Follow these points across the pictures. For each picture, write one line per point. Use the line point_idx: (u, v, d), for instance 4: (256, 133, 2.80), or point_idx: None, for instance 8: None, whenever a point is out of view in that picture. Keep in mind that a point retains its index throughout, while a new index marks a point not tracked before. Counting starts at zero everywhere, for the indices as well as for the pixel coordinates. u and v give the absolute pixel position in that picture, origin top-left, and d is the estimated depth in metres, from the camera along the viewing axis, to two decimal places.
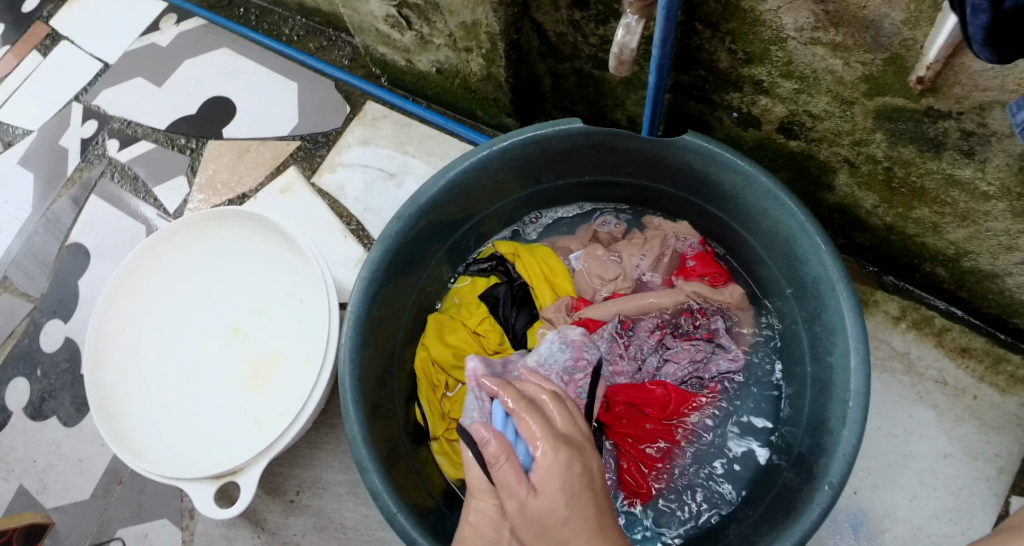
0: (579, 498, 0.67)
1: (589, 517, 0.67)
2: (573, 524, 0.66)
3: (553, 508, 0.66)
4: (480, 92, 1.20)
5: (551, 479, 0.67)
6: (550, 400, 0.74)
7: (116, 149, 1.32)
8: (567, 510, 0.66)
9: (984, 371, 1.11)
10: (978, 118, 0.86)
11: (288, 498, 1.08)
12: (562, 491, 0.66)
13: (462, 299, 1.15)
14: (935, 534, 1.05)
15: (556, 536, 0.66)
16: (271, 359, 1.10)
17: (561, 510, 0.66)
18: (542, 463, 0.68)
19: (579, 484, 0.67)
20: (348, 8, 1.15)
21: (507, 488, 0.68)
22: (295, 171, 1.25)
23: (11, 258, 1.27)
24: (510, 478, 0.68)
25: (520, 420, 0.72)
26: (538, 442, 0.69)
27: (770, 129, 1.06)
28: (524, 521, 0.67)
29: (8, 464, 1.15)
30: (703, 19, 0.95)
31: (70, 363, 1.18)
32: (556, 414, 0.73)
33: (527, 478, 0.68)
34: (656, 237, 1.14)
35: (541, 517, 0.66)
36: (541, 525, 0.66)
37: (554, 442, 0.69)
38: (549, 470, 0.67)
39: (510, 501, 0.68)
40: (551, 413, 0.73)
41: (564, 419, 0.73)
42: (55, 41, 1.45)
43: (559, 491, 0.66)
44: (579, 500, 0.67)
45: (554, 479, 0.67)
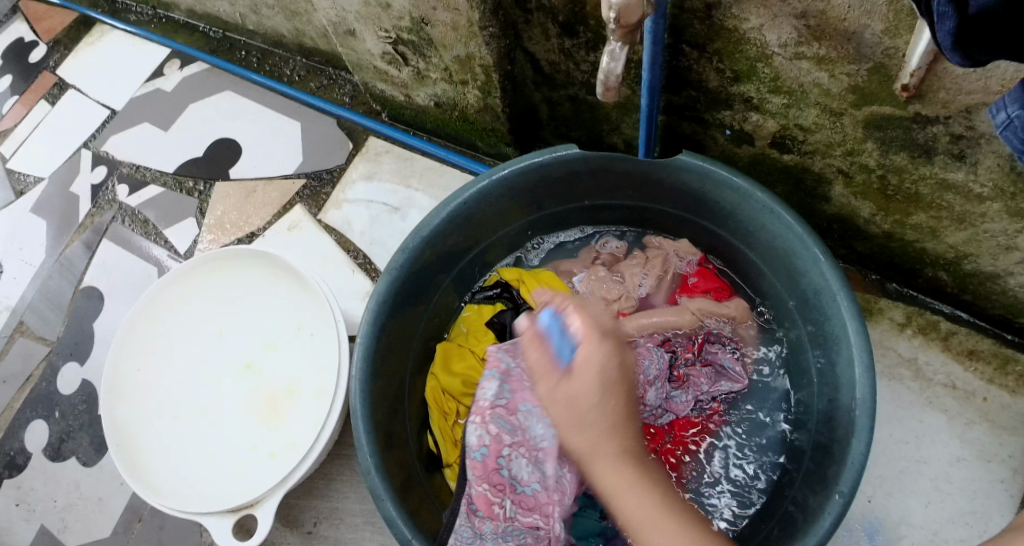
0: (610, 391, 0.74)
1: (618, 409, 0.74)
2: (600, 442, 0.72)
3: (591, 399, 0.73)
4: (478, 123, 1.23)
5: (589, 375, 0.73)
6: (577, 306, 0.79)
7: (126, 194, 1.36)
8: (598, 402, 0.73)
9: (993, 373, 1.11)
10: (965, 121, 0.87)
11: (305, 530, 1.11)
12: (596, 387, 0.73)
13: (469, 327, 1.17)
14: (952, 539, 1.04)
15: (582, 416, 0.72)
16: (285, 393, 1.13)
17: (591, 409, 0.73)
18: (581, 360, 0.75)
19: (614, 385, 0.74)
20: (345, 48, 1.19)
21: (546, 387, 0.75)
22: (302, 209, 1.28)
23: (27, 302, 1.32)
24: (548, 382, 0.75)
25: (567, 323, 0.78)
26: (578, 337, 0.76)
27: (764, 144, 1.08)
28: (557, 409, 0.74)
29: (30, 505, 1.18)
30: (690, 41, 0.98)
31: (87, 405, 1.22)
32: (600, 314, 0.80)
33: (563, 376, 0.74)
34: (658, 255, 1.15)
35: (574, 410, 0.73)
36: (571, 415, 0.73)
37: (593, 346, 0.75)
38: (587, 364, 0.74)
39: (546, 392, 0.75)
40: (597, 312, 0.80)
41: (585, 355, 0.75)
42: (64, 91, 1.51)
43: (608, 414, 0.73)
44: (611, 395, 0.74)
45: (590, 376, 0.74)
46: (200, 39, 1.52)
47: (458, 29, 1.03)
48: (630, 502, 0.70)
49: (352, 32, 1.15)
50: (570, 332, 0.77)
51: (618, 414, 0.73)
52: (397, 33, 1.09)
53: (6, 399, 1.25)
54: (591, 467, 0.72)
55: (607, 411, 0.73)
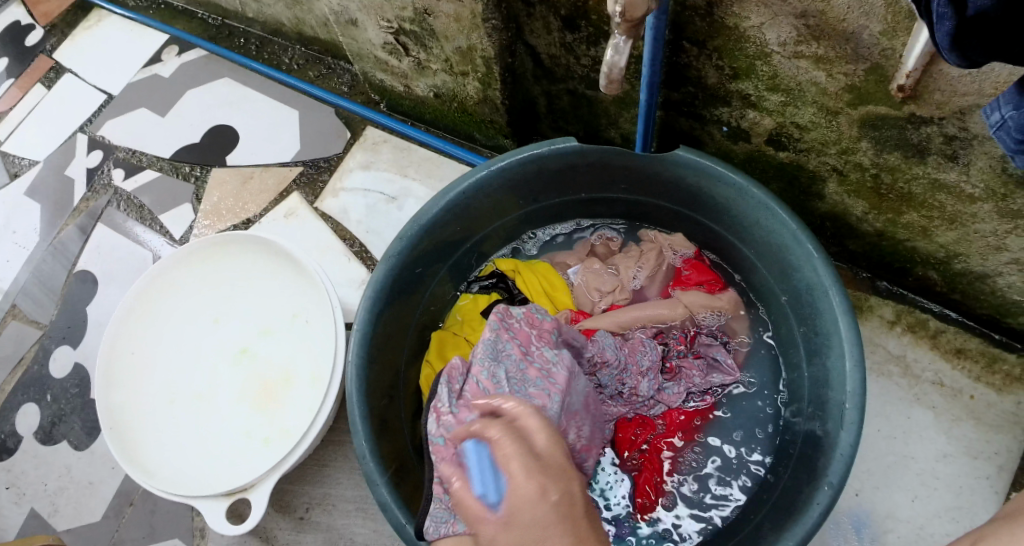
0: (553, 530, 0.65)
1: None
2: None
3: (536, 530, 0.65)
4: (477, 115, 1.23)
5: (525, 529, 0.65)
6: (508, 433, 0.72)
7: (122, 179, 1.36)
8: (545, 526, 0.65)
9: (980, 372, 1.13)
10: (959, 122, 0.89)
11: (297, 515, 1.12)
12: (534, 531, 0.65)
13: (464, 315, 1.17)
14: (938, 533, 1.06)
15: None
16: (280, 379, 1.13)
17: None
18: (516, 500, 0.66)
19: (554, 512, 0.66)
20: (346, 37, 1.20)
21: (481, 538, 0.68)
22: (298, 196, 1.28)
23: (20, 285, 1.32)
24: (483, 533, 0.68)
25: (495, 459, 0.70)
26: (510, 472, 0.68)
27: (760, 141, 1.09)
28: None
29: (20, 488, 1.19)
30: (690, 38, 0.99)
31: (79, 389, 1.23)
32: (537, 435, 0.72)
33: (499, 527, 0.67)
34: (652, 249, 1.16)
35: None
36: None
37: (525, 478, 0.67)
38: (523, 502, 0.66)
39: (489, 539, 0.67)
40: (526, 439, 0.71)
41: (542, 443, 0.71)
42: (59, 74, 1.50)
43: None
44: (557, 525, 0.65)
45: (529, 507, 0.66)
46: (199, 26, 1.52)
47: (461, 21, 1.03)
48: None
49: (354, 22, 1.15)
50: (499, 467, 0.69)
51: (564, 516, 0.66)
52: (399, 24, 1.10)
53: None
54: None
55: (547, 531, 0.65)
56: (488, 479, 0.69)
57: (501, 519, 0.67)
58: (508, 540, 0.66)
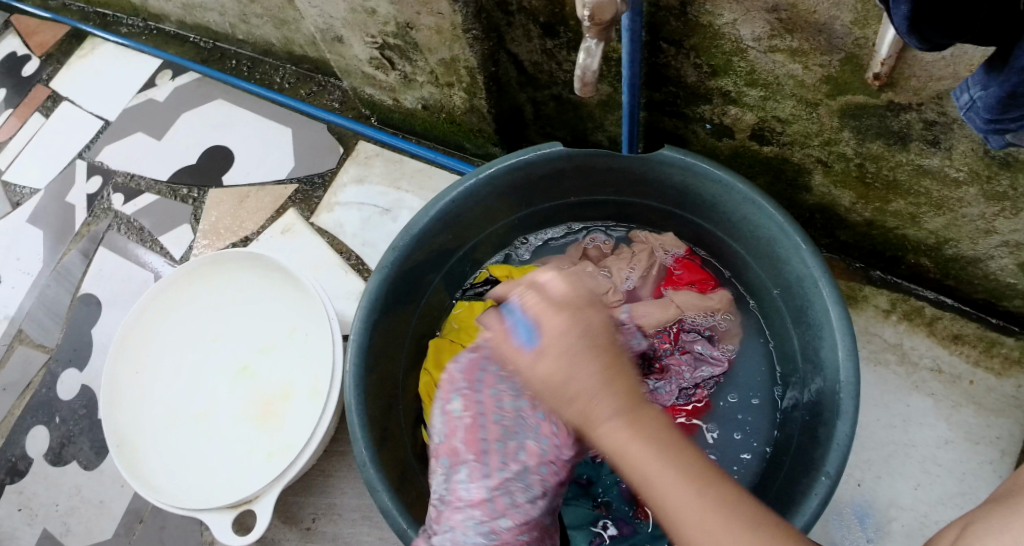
0: (580, 361, 0.70)
1: (598, 374, 0.69)
2: (575, 381, 0.69)
3: (558, 375, 0.70)
4: (464, 125, 1.25)
5: (556, 352, 0.71)
6: (528, 294, 0.77)
7: (122, 203, 1.39)
8: (573, 344, 0.71)
9: (978, 356, 1.13)
10: (938, 108, 0.89)
11: (304, 526, 1.13)
12: (561, 358, 0.70)
13: (461, 323, 1.18)
14: (942, 520, 1.06)
15: (571, 400, 0.69)
16: (281, 393, 1.15)
17: (559, 384, 0.70)
18: (546, 334, 0.72)
19: (587, 340, 0.71)
20: (334, 54, 1.22)
21: (523, 365, 0.73)
22: (294, 212, 1.30)
23: (26, 311, 1.35)
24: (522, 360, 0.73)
25: (524, 310, 0.76)
26: (534, 317, 0.74)
27: (743, 137, 1.10)
28: (540, 389, 0.72)
29: (32, 510, 1.21)
30: (667, 38, 1.00)
31: (86, 410, 1.25)
32: (555, 283, 0.78)
33: (537, 351, 0.72)
34: (644, 250, 1.18)
35: (547, 385, 0.71)
36: (551, 391, 0.70)
37: (552, 312, 0.74)
38: (554, 337, 0.72)
39: (532, 365, 0.72)
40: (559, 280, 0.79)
41: (560, 292, 0.77)
42: (57, 103, 1.54)
43: (587, 377, 0.69)
44: (613, 372, 0.70)
45: (554, 335, 0.72)
46: (192, 49, 1.55)
47: (442, 32, 1.05)
48: (661, 492, 0.65)
49: (340, 38, 1.17)
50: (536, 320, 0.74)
51: (599, 354, 0.70)
52: (383, 38, 1.12)
53: (7, 406, 1.28)
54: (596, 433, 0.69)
55: (606, 390, 0.69)
56: (520, 325, 0.75)
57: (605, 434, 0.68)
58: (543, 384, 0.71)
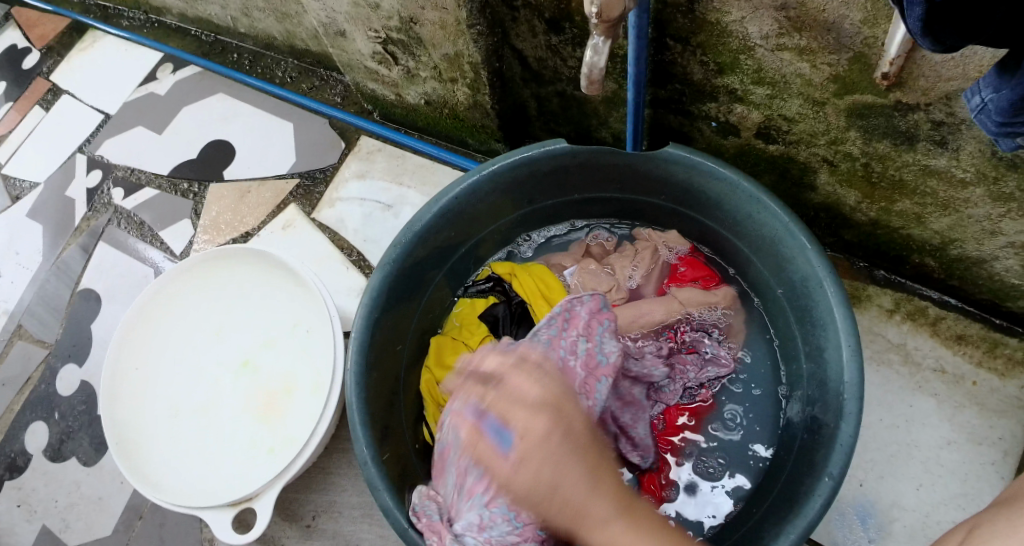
0: (565, 460, 0.69)
1: (587, 476, 0.69)
2: (564, 482, 0.68)
3: (550, 462, 0.69)
4: (468, 120, 1.24)
5: (541, 458, 0.69)
6: (495, 389, 0.76)
7: (122, 197, 1.38)
8: (561, 455, 0.69)
9: (982, 357, 1.12)
10: (946, 108, 0.89)
11: (304, 523, 1.13)
12: (546, 463, 0.69)
13: (462, 321, 1.17)
14: (944, 521, 1.06)
15: (559, 507, 0.68)
16: (282, 390, 1.14)
17: (551, 460, 0.69)
18: (526, 439, 0.70)
19: (571, 439, 0.70)
20: (336, 48, 1.21)
21: (501, 478, 0.71)
22: (295, 207, 1.29)
23: (25, 306, 1.34)
24: (501, 472, 0.71)
25: (498, 415, 0.73)
26: (514, 425, 0.72)
27: (749, 135, 1.10)
28: (520, 487, 0.70)
29: (31, 506, 1.20)
30: (674, 35, 0.99)
31: (86, 405, 1.24)
32: (530, 387, 0.75)
33: (512, 473, 0.70)
34: (647, 247, 1.17)
35: (535, 489, 0.69)
36: (538, 501, 0.69)
37: (531, 414, 0.71)
38: (528, 461, 0.69)
39: (512, 476, 0.70)
40: (523, 381, 0.75)
41: (527, 386, 0.75)
42: (57, 96, 1.52)
43: (574, 486, 0.68)
44: (586, 452, 0.70)
45: (539, 446, 0.70)
46: (193, 43, 1.53)
47: (446, 28, 1.04)
48: None
49: (342, 33, 1.16)
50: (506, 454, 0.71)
51: (567, 426, 0.71)
52: (386, 33, 1.11)
53: (6, 401, 1.28)
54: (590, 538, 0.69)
55: (538, 470, 0.69)
56: (496, 432, 0.72)
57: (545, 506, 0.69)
58: (500, 464, 0.71)
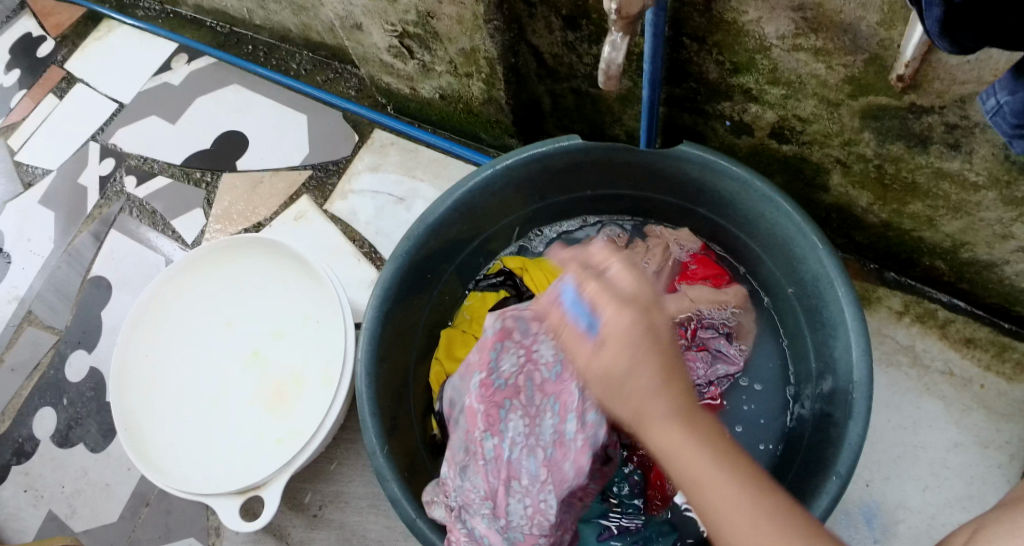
0: (646, 356, 0.67)
1: (655, 376, 0.66)
2: (637, 375, 0.66)
3: (630, 379, 0.66)
4: (482, 115, 1.25)
5: (621, 349, 0.67)
6: (591, 281, 0.73)
7: (134, 185, 1.39)
8: (639, 347, 0.67)
9: (990, 360, 1.13)
10: (960, 111, 0.89)
11: (311, 513, 1.13)
12: (624, 357, 0.66)
13: (472, 314, 1.19)
14: (949, 523, 1.06)
15: (626, 399, 0.66)
16: (291, 380, 1.15)
17: (632, 357, 0.66)
18: (611, 329, 0.68)
19: (643, 338, 0.67)
20: (352, 41, 1.22)
21: (580, 359, 0.70)
22: (308, 199, 1.30)
23: (36, 292, 1.34)
24: (582, 353, 0.70)
25: (586, 295, 0.72)
26: (599, 309, 0.70)
27: (762, 135, 1.10)
28: (597, 384, 0.69)
29: (38, 491, 1.21)
30: (690, 34, 1.00)
31: (95, 392, 1.25)
32: (615, 313, 0.69)
33: (598, 342, 0.69)
34: (659, 245, 1.17)
35: (608, 379, 0.67)
36: (608, 387, 0.68)
37: (616, 310, 0.69)
38: (616, 327, 0.68)
39: (584, 366, 0.69)
40: (650, 294, 0.71)
41: (622, 276, 0.73)
42: (71, 84, 1.53)
43: (646, 380, 0.66)
44: (647, 350, 0.67)
45: (623, 333, 0.67)
46: (207, 34, 1.54)
47: (463, 22, 1.04)
48: (703, 484, 0.62)
49: (359, 26, 1.16)
50: (592, 308, 0.71)
51: (647, 329, 0.68)
52: (403, 27, 1.11)
53: (15, 386, 1.28)
54: (648, 434, 0.66)
55: (648, 365, 0.66)
56: (580, 312, 0.73)
57: (597, 378, 0.69)
58: (575, 351, 0.71)
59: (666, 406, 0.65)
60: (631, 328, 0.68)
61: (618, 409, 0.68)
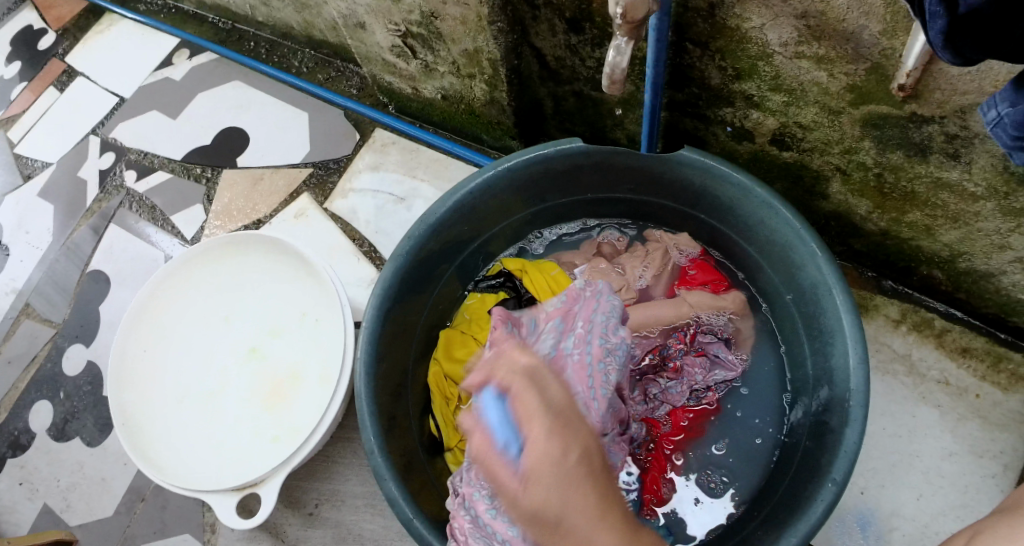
0: (573, 485, 0.63)
1: (591, 496, 0.63)
2: (560, 509, 0.62)
3: (562, 488, 0.63)
4: (484, 116, 1.25)
5: (546, 475, 0.64)
6: (524, 386, 0.71)
7: (134, 180, 1.38)
8: (565, 475, 0.63)
9: (985, 371, 1.13)
10: (960, 121, 0.89)
11: (307, 511, 1.13)
12: (553, 473, 0.63)
13: (472, 314, 1.18)
14: (942, 532, 1.07)
15: (558, 533, 0.62)
16: (289, 377, 1.15)
17: (557, 485, 0.63)
18: (534, 451, 0.65)
19: (575, 470, 0.64)
20: (355, 40, 1.22)
21: (506, 493, 0.66)
22: (308, 197, 1.30)
23: (34, 285, 1.34)
24: (503, 474, 0.67)
25: (512, 413, 0.70)
26: (529, 433, 0.67)
27: (763, 141, 1.11)
28: (522, 509, 0.64)
29: (33, 484, 1.21)
30: (693, 39, 1.00)
31: (92, 386, 1.25)
32: (554, 391, 0.72)
33: (521, 475, 0.65)
34: (657, 249, 1.18)
35: (542, 496, 0.63)
36: (540, 528, 0.63)
37: (551, 426, 0.66)
38: (538, 451, 0.65)
39: (519, 500, 0.65)
40: (544, 385, 0.72)
41: (558, 395, 0.71)
42: (71, 78, 1.53)
43: (580, 504, 0.63)
44: (573, 480, 0.63)
45: (546, 468, 0.64)
46: (209, 29, 1.54)
47: (466, 23, 1.04)
48: None
49: (362, 25, 1.17)
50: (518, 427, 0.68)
51: (557, 417, 0.68)
52: (406, 26, 1.11)
53: (11, 379, 1.28)
54: None
55: (574, 492, 0.63)
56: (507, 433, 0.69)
57: (513, 495, 0.65)
58: (501, 474, 0.67)
59: (595, 517, 0.62)
60: (556, 435, 0.65)
61: (531, 529, 0.64)
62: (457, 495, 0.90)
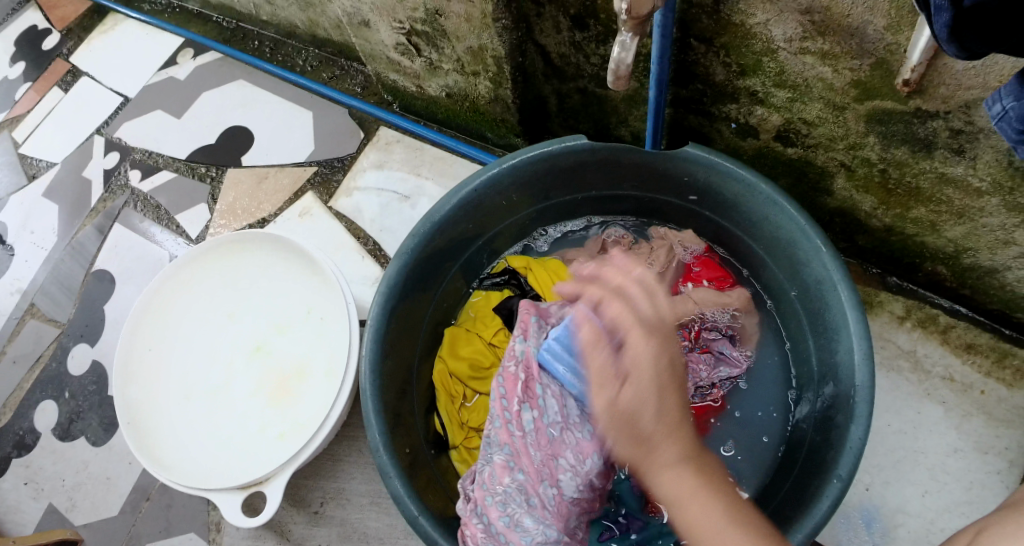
0: (665, 390, 0.73)
1: (675, 405, 0.74)
2: (647, 409, 0.72)
3: (651, 387, 0.73)
4: (488, 114, 1.25)
5: (644, 376, 0.74)
6: (615, 296, 0.81)
7: (139, 179, 1.39)
8: (658, 388, 0.73)
9: (990, 367, 1.13)
10: (964, 116, 0.89)
11: (312, 509, 1.13)
12: (651, 378, 0.73)
13: (477, 312, 1.19)
14: (948, 528, 1.06)
15: (641, 431, 0.72)
16: (295, 373, 1.15)
17: (651, 387, 0.73)
18: (636, 360, 0.75)
19: (665, 377, 0.74)
20: (359, 38, 1.22)
21: (602, 385, 0.75)
22: (312, 195, 1.30)
23: (39, 284, 1.34)
24: (599, 359, 0.77)
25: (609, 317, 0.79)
26: (627, 335, 0.77)
27: (768, 137, 1.11)
28: (608, 410, 0.74)
29: (38, 484, 1.21)
30: (698, 35, 1.00)
31: (97, 386, 1.25)
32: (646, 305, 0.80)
33: (621, 371, 0.75)
34: (662, 246, 1.16)
35: (633, 396, 0.73)
36: (627, 426, 0.72)
37: (649, 336, 0.76)
38: (640, 357, 0.75)
39: (609, 399, 0.74)
40: (640, 297, 0.81)
41: (649, 307, 0.79)
42: (76, 78, 1.53)
43: (670, 407, 0.73)
44: (667, 390, 0.74)
45: (645, 368, 0.74)
46: (214, 29, 1.54)
47: (471, 21, 1.05)
48: (699, 525, 0.69)
49: (366, 23, 1.17)
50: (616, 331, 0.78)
51: (662, 339, 0.77)
52: (411, 24, 1.12)
53: (16, 379, 1.28)
54: (648, 466, 0.72)
55: (664, 402, 0.73)
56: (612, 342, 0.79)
57: (606, 383, 0.75)
58: (597, 359, 0.78)
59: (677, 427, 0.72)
60: (648, 348, 0.75)
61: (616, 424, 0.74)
62: (469, 501, 0.94)
